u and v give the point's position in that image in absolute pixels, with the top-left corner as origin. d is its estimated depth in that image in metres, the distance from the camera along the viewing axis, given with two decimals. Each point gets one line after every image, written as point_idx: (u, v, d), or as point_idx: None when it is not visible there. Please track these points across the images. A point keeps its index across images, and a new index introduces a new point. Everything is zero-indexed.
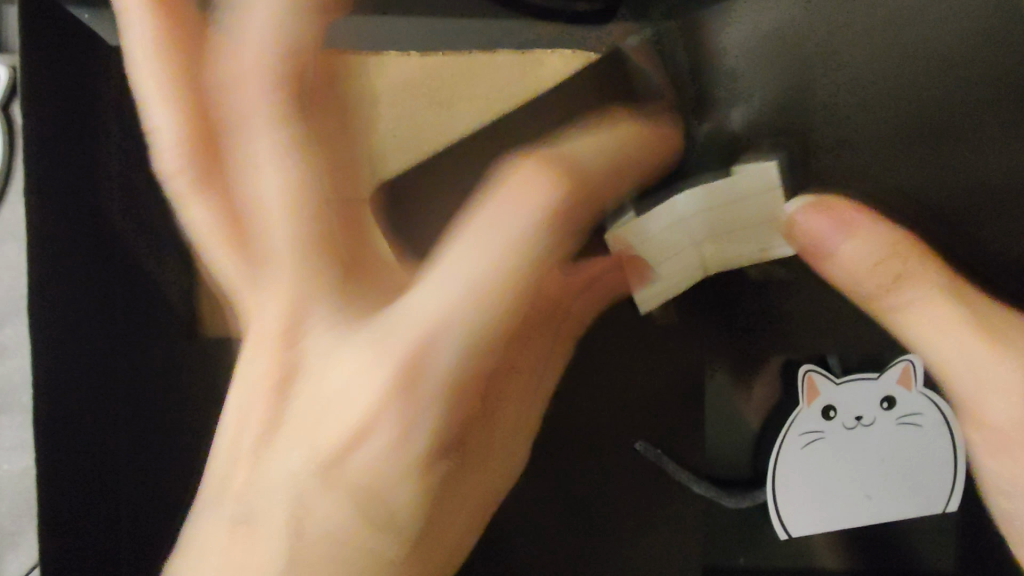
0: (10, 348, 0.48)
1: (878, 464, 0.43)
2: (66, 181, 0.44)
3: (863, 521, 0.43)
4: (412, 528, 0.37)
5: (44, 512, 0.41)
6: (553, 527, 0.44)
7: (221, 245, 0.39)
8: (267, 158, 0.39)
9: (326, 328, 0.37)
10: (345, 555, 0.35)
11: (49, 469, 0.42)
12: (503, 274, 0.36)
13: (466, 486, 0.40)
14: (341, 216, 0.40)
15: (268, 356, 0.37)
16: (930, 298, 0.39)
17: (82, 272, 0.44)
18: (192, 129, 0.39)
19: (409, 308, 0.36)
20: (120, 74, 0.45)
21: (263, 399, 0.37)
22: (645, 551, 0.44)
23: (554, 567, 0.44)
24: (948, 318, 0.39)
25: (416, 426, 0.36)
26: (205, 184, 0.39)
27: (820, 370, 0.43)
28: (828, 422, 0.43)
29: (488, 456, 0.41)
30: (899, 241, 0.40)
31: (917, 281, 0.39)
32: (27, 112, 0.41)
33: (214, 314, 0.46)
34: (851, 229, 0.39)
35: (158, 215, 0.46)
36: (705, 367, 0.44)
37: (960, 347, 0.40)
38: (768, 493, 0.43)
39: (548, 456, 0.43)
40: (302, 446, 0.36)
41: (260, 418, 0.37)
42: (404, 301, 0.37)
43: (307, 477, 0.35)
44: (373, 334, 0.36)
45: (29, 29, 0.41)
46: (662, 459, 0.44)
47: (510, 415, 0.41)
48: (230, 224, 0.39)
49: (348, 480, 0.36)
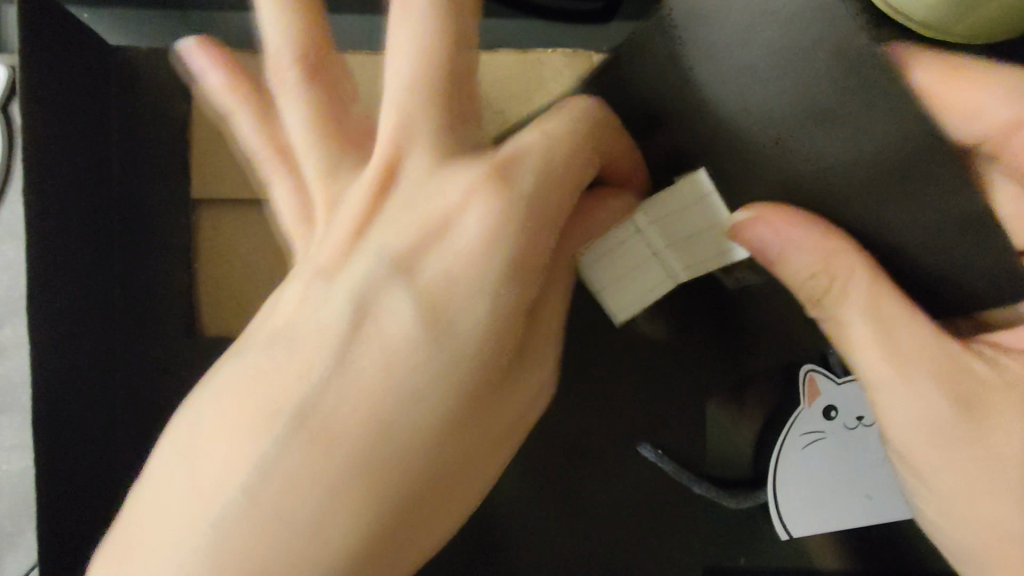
0: (9, 348, 0.48)
1: (880, 464, 0.43)
2: (68, 182, 0.43)
3: (864, 522, 0.43)
4: (394, 476, 0.32)
5: (43, 518, 0.39)
6: (553, 526, 0.44)
7: (306, 143, 0.40)
8: (407, 47, 0.38)
9: (406, 210, 0.38)
10: (322, 477, 0.31)
11: (50, 470, 0.40)
12: (537, 193, 0.37)
13: (476, 434, 0.36)
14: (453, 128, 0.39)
15: (341, 235, 0.37)
16: (851, 318, 0.36)
17: (81, 272, 0.44)
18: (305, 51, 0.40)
19: (460, 206, 0.37)
20: (150, 80, 0.48)
21: (334, 252, 0.37)
22: (644, 550, 0.44)
23: (555, 567, 0.44)
24: (883, 336, 0.35)
25: (445, 324, 0.35)
26: (306, 82, 0.40)
27: (820, 370, 0.43)
28: (828, 422, 0.43)
29: (506, 400, 0.37)
30: (840, 256, 0.35)
31: (848, 296, 0.35)
32: (29, 111, 0.40)
33: (215, 314, 0.47)
34: (785, 242, 0.36)
35: (163, 217, 0.48)
36: (705, 367, 0.44)
37: (876, 370, 0.36)
38: (769, 494, 0.43)
39: (543, 455, 0.44)
40: (335, 328, 0.34)
41: (321, 266, 0.37)
42: (458, 197, 0.37)
43: (316, 370, 0.33)
44: (432, 222, 0.37)
45: (32, 27, 0.40)
46: (662, 460, 0.44)
47: (539, 346, 0.39)
48: (324, 120, 0.40)
49: (345, 390, 0.33)
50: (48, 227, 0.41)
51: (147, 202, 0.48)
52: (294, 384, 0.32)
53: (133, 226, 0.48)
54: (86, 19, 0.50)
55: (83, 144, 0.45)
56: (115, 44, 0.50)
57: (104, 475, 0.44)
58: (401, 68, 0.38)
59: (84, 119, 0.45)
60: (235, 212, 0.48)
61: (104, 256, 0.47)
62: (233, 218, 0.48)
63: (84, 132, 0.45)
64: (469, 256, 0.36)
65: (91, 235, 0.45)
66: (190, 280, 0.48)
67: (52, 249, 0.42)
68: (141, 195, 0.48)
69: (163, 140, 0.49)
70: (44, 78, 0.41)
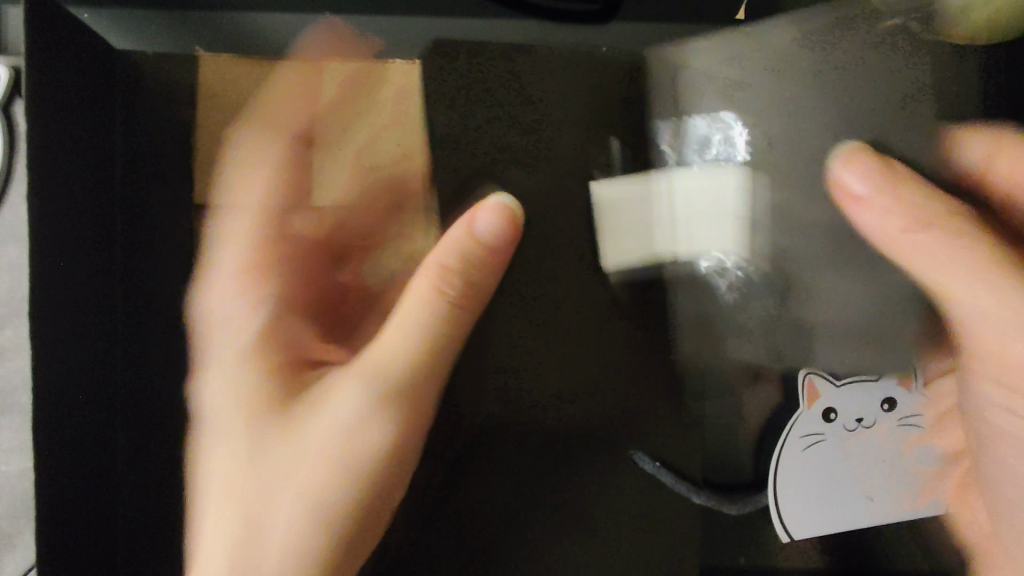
0: (9, 350, 0.47)
1: (879, 464, 0.46)
2: (72, 179, 0.43)
3: (866, 521, 0.46)
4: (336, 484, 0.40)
5: (46, 512, 0.39)
6: (566, 545, 0.46)
7: (338, 404, 0.39)
8: (405, 334, 0.40)
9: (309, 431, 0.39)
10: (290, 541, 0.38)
11: (50, 465, 0.40)
12: (431, 333, 0.40)
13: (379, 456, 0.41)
14: (446, 354, 0.41)
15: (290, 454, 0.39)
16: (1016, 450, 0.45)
17: (82, 273, 0.44)
18: (450, 317, 0.40)
19: (380, 345, 0.40)
20: (153, 83, 0.48)
21: (321, 462, 0.39)
22: (648, 543, 0.46)
23: (564, 562, 0.46)
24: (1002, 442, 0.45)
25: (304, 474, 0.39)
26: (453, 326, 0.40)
27: (821, 375, 0.45)
28: (828, 425, 0.46)
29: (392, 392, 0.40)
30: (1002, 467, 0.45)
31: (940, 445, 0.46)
32: (34, 109, 0.39)
33: None
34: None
35: (167, 219, 0.48)
36: (702, 367, 0.46)
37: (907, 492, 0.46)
38: (770, 498, 0.46)
39: (571, 473, 0.46)
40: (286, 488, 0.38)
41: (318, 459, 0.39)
42: (405, 326, 0.40)
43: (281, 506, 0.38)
44: (332, 389, 0.40)
45: (35, 26, 0.39)
46: (660, 471, 0.46)
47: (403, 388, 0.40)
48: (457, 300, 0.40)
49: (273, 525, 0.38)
50: (53, 237, 0.41)
51: (148, 204, 0.48)
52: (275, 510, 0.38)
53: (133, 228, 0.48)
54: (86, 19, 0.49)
55: (85, 150, 0.44)
56: (115, 44, 0.49)
57: (98, 470, 0.45)
58: (407, 331, 0.39)
59: (86, 124, 0.45)
60: None
61: (106, 262, 0.47)
62: None
63: (87, 136, 0.45)
64: (401, 349, 0.40)
65: (93, 242, 0.45)
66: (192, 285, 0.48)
67: (55, 258, 0.41)
68: (142, 196, 0.48)
69: (167, 143, 0.49)
70: (50, 81, 0.41)
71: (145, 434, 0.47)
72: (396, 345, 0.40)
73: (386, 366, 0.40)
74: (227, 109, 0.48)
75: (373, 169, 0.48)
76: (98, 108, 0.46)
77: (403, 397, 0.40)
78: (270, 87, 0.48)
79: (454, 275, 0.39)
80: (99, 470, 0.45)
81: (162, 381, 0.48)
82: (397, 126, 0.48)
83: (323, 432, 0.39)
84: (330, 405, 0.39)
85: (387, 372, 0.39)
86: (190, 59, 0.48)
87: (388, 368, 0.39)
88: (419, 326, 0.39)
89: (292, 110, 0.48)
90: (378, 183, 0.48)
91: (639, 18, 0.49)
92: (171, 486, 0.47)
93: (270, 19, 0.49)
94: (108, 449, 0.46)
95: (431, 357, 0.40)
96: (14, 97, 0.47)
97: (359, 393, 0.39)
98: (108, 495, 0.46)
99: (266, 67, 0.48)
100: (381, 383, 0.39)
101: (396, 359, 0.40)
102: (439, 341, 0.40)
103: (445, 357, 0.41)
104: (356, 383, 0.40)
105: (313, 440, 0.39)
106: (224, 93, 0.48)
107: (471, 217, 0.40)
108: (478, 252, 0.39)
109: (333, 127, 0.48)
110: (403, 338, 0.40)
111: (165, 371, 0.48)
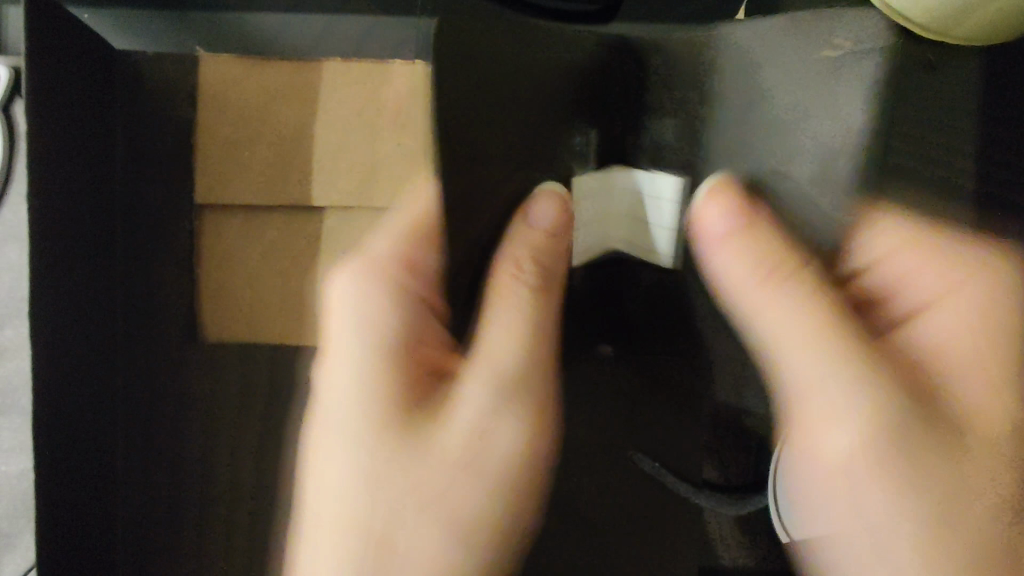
0: (9, 349, 0.47)
1: None
2: (72, 180, 0.43)
3: None
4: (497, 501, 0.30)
5: (46, 513, 0.39)
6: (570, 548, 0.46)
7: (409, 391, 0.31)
8: (505, 322, 0.30)
9: (394, 420, 0.30)
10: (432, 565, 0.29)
11: (50, 464, 0.40)
12: (528, 353, 0.30)
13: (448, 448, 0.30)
14: (542, 322, 0.31)
15: (408, 441, 0.29)
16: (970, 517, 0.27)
17: (83, 273, 0.44)
18: (544, 285, 0.31)
19: (485, 342, 0.30)
20: (154, 83, 0.48)
21: (387, 466, 0.29)
22: (650, 544, 0.46)
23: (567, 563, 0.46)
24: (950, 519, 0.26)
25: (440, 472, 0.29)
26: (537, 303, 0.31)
27: None
28: None
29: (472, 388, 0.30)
30: None
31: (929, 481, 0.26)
32: (33, 108, 0.39)
33: (218, 316, 0.48)
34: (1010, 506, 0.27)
35: (169, 219, 0.48)
36: None
37: None
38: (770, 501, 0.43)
39: None
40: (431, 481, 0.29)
41: (376, 422, 0.30)
42: (495, 320, 0.31)
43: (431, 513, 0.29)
44: (371, 346, 0.32)
45: (34, 25, 0.39)
46: (661, 471, 0.43)
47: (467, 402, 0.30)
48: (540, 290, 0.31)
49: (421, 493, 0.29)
50: (53, 237, 0.41)
51: (150, 205, 0.48)
52: (434, 495, 0.29)
53: (135, 228, 0.48)
54: (86, 19, 0.49)
55: (85, 150, 0.44)
56: (118, 45, 0.49)
57: (98, 470, 0.45)
58: (495, 332, 0.30)
59: (86, 126, 0.45)
60: (235, 217, 0.48)
61: (106, 263, 0.46)
62: (235, 223, 0.48)
63: (88, 136, 0.45)
64: (503, 330, 0.30)
65: (93, 244, 0.45)
66: (193, 285, 0.48)
67: (55, 257, 0.41)
68: (143, 196, 0.48)
69: (167, 144, 0.49)
70: (50, 80, 0.40)
71: (145, 434, 0.47)
72: (508, 326, 0.30)
73: (498, 368, 0.30)
74: (229, 108, 0.48)
75: (372, 169, 0.48)
76: (98, 108, 0.46)
77: (521, 377, 0.30)
78: (272, 87, 0.48)
79: (563, 238, 0.32)
80: (98, 471, 0.45)
81: (163, 381, 0.48)
82: (394, 126, 0.48)
83: (459, 420, 0.30)
84: (393, 362, 0.31)
85: (506, 346, 0.30)
86: (190, 59, 0.48)
87: (505, 355, 0.30)
88: (517, 292, 0.31)
89: (291, 111, 0.48)
90: (376, 183, 0.48)
91: (640, 18, 0.50)
92: (172, 486, 0.47)
93: (268, 19, 0.49)
94: (108, 449, 0.46)
95: (532, 349, 0.31)
96: (15, 97, 0.47)
97: (398, 361, 0.31)
98: (109, 496, 0.46)
99: (267, 67, 0.48)
100: (465, 377, 0.30)
101: (502, 326, 0.30)
102: (539, 343, 0.31)
103: (553, 297, 0.32)
104: (464, 377, 0.30)
105: (424, 448, 0.29)
106: (225, 92, 0.48)
107: (520, 199, 0.32)
108: (553, 244, 0.31)
109: (331, 128, 0.48)
110: (507, 341, 0.30)
111: (165, 371, 0.48)
